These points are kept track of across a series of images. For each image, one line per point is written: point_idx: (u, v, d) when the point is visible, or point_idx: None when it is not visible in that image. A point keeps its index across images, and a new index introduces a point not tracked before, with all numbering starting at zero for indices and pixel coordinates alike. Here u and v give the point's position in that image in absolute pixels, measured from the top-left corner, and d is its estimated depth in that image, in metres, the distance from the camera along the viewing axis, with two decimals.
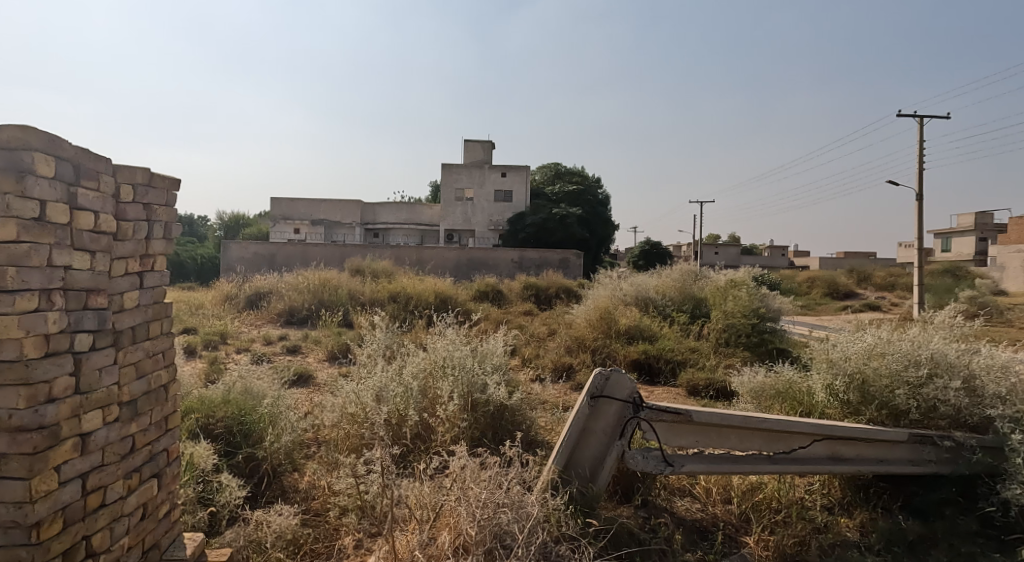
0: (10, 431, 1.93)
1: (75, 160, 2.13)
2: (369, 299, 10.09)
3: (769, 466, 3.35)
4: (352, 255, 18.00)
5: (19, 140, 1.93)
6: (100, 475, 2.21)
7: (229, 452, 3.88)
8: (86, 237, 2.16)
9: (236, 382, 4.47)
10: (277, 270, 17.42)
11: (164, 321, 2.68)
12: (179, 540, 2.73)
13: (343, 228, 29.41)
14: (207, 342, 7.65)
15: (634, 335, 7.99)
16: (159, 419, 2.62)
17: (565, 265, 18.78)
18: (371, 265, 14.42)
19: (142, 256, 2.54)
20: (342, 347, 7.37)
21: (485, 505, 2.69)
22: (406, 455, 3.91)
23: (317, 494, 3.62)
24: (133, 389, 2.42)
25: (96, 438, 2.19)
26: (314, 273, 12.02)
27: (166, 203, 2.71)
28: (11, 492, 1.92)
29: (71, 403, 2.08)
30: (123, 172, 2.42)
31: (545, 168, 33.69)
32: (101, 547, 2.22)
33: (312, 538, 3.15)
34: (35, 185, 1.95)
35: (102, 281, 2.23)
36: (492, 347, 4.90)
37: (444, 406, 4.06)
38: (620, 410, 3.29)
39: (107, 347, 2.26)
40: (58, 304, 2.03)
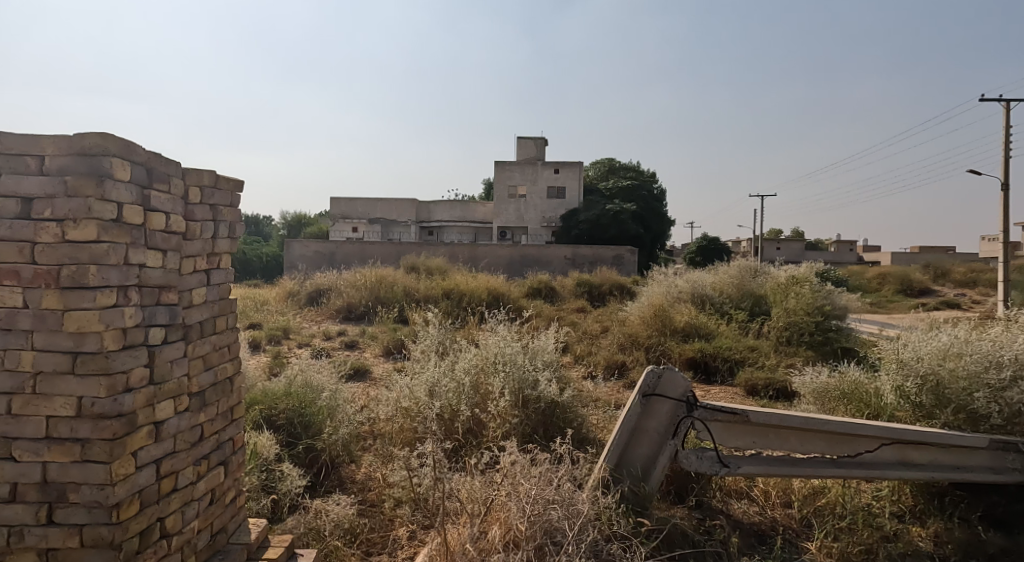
0: (93, 418, 2.07)
1: (148, 164, 2.27)
2: (423, 296, 10.25)
3: (832, 470, 3.22)
4: (407, 253, 18.22)
5: (99, 147, 2.07)
6: (173, 462, 2.36)
7: (290, 442, 4.06)
8: (158, 236, 2.31)
9: (297, 375, 4.68)
10: (334, 269, 17.87)
11: (229, 317, 2.83)
12: (244, 525, 2.87)
13: (399, 227, 29.92)
14: (271, 337, 7.99)
15: (690, 334, 7.81)
16: (226, 410, 2.77)
17: (619, 262, 18.47)
18: (425, 263, 14.63)
19: (209, 255, 2.69)
20: (397, 343, 7.53)
21: (536, 502, 2.70)
22: (459, 450, 3.97)
23: (374, 485, 3.72)
24: (201, 381, 2.56)
25: (168, 426, 2.34)
26: (370, 271, 12.33)
27: (230, 204, 2.86)
28: (94, 475, 2.07)
29: (146, 393, 2.22)
30: (192, 175, 2.56)
31: (599, 164, 33.33)
32: (173, 530, 2.36)
33: (368, 528, 3.26)
34: (113, 189, 2.08)
35: (173, 278, 2.38)
36: (544, 344, 4.90)
37: (495, 402, 4.11)
38: (672, 409, 3.23)
39: (177, 341, 2.41)
40: (133, 300, 2.17)
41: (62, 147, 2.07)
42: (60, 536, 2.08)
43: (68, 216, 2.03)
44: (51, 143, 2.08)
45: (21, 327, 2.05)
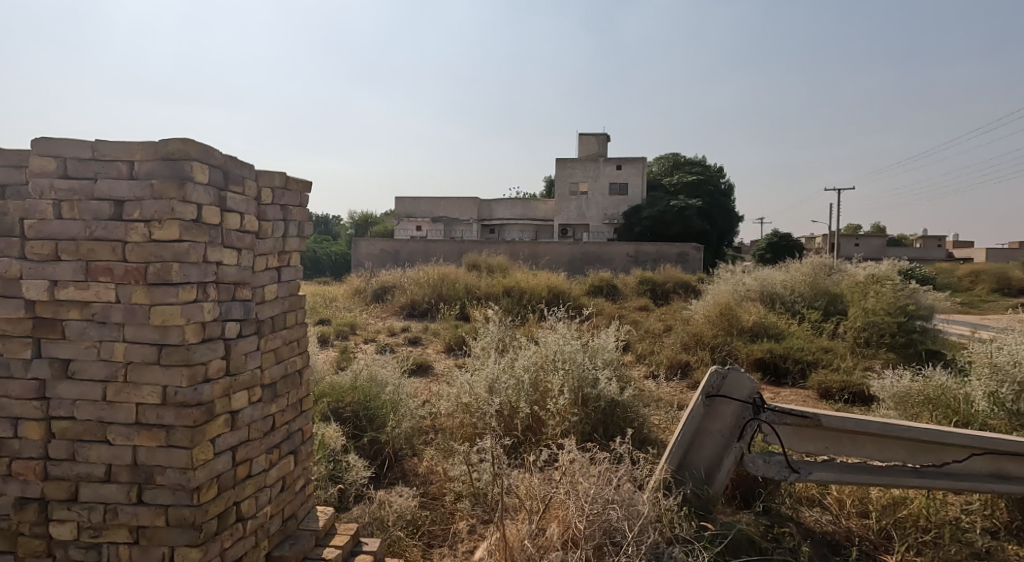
0: (177, 406, 2.21)
1: (224, 167, 2.41)
2: (484, 293, 10.35)
3: (914, 480, 3.03)
4: (469, 251, 18.43)
5: (181, 152, 2.21)
6: (247, 449, 2.49)
7: (356, 435, 4.21)
8: (233, 236, 2.44)
9: (363, 369, 4.85)
10: (399, 267, 18.32)
11: (298, 313, 2.96)
12: (313, 512, 2.99)
13: (461, 225, 30.12)
14: (339, 332, 8.30)
15: (758, 334, 7.53)
16: (295, 401, 2.90)
17: (684, 259, 18.02)
18: (487, 261, 14.77)
19: (279, 253, 2.82)
20: (458, 340, 7.65)
21: (595, 501, 2.68)
22: (518, 446, 3.99)
23: (435, 479, 3.80)
24: (273, 373, 2.69)
25: (243, 415, 2.47)
26: (433, 269, 12.56)
27: (299, 204, 2.99)
28: (177, 459, 2.21)
29: (223, 384, 2.35)
30: (265, 177, 2.70)
31: (664, 160, 32.62)
32: (248, 513, 2.49)
33: (430, 521, 3.34)
34: (193, 191, 2.21)
35: (246, 275, 2.52)
36: (604, 342, 4.85)
37: (554, 400, 4.10)
38: (738, 411, 3.13)
39: (251, 335, 2.55)
40: (211, 295, 2.31)
41: (149, 153, 2.22)
42: (148, 515, 2.23)
43: (154, 218, 2.17)
44: (140, 149, 2.23)
45: (114, 320, 2.21)
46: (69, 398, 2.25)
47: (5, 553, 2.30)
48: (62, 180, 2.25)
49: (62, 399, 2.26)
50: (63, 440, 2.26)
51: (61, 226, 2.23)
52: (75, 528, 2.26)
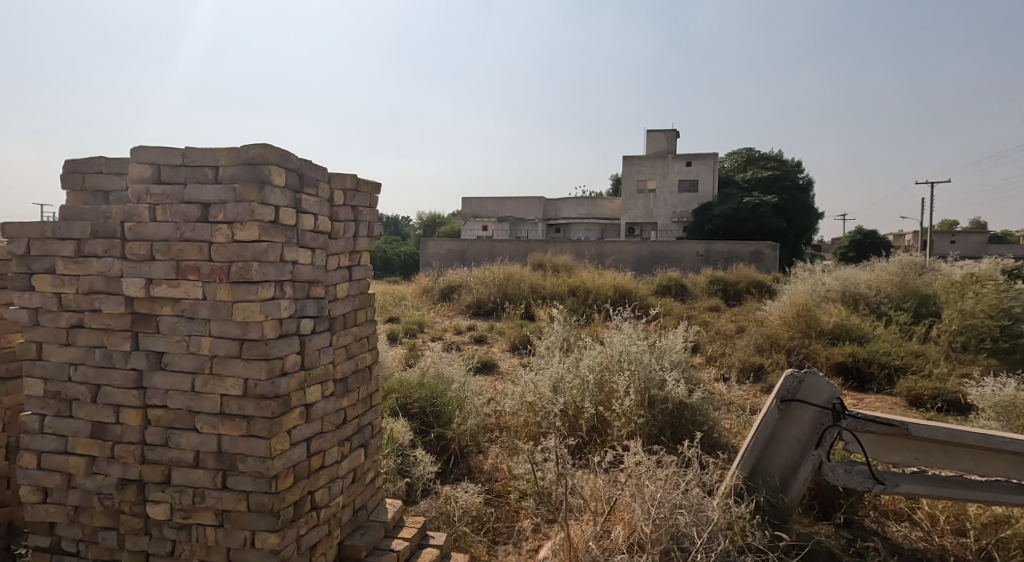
0: (257, 398, 2.33)
1: (300, 170, 2.52)
2: (549, 293, 10.33)
3: (1019, 497, 2.77)
4: (534, 250, 18.45)
5: (260, 156, 2.32)
6: (321, 441, 2.60)
7: (423, 430, 4.31)
8: (308, 236, 2.55)
9: (430, 367, 4.96)
10: (466, 266, 18.59)
11: (368, 310, 3.06)
12: (382, 504, 3.08)
13: (527, 225, 30.22)
14: (407, 330, 8.52)
15: (840, 336, 7.13)
16: (366, 396, 3.00)
17: (759, 258, 17.31)
18: (552, 260, 14.75)
19: (350, 252, 2.93)
20: (523, 338, 7.67)
21: (662, 505, 2.61)
22: (583, 447, 3.96)
23: (500, 476, 3.83)
24: (344, 368, 2.80)
25: (317, 408, 2.58)
26: (498, 268, 12.67)
27: (369, 205, 3.09)
28: (257, 448, 2.33)
29: (298, 378, 2.46)
30: (337, 179, 2.81)
31: (737, 155, 31.49)
32: (321, 502, 2.60)
33: (495, 518, 3.37)
34: (271, 193, 2.32)
35: (320, 274, 2.63)
36: (672, 343, 4.73)
37: (620, 401, 4.04)
38: (816, 418, 2.99)
39: (324, 332, 2.66)
40: (288, 293, 2.42)
41: (232, 158, 2.35)
42: (231, 500, 2.36)
43: (237, 219, 2.29)
44: (224, 155, 2.36)
45: (201, 316, 2.36)
46: (162, 388, 2.42)
47: (108, 529, 2.49)
48: (156, 185, 2.42)
49: (156, 388, 2.43)
50: (157, 426, 2.43)
51: (156, 228, 2.40)
52: (168, 509, 2.42)
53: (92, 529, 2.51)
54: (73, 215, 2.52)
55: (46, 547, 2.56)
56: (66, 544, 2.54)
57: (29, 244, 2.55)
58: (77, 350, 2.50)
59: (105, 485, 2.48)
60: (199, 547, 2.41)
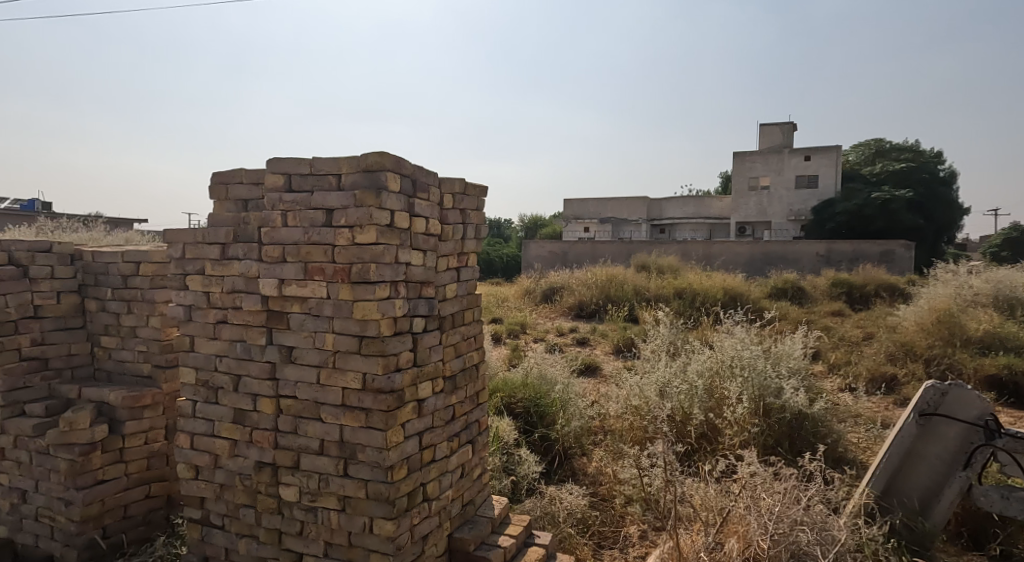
0: (374, 392, 2.46)
1: (413, 176, 2.64)
2: (654, 295, 10.08)
3: None
4: (638, 252, 18.06)
5: (378, 164, 2.46)
6: (431, 436, 2.71)
7: (527, 430, 4.37)
8: (420, 239, 2.67)
9: (533, 367, 5.01)
10: (567, 268, 18.57)
11: (475, 310, 3.15)
12: (489, 500, 3.15)
13: (630, 225, 29.64)
14: (511, 331, 8.66)
15: (991, 346, 6.36)
16: (472, 394, 3.08)
17: (889, 258, 15.85)
18: (657, 261, 14.38)
19: (459, 254, 3.03)
20: (627, 341, 7.54)
21: (781, 520, 2.47)
22: (691, 454, 3.83)
23: (604, 480, 3.79)
24: (453, 366, 2.90)
25: (428, 404, 2.69)
26: (601, 270, 12.53)
27: (476, 208, 3.18)
28: (374, 439, 2.46)
29: (411, 374, 2.57)
30: (447, 184, 2.92)
31: (863, 147, 29.05)
32: (432, 494, 2.70)
33: (600, 522, 3.34)
34: (388, 198, 2.46)
35: (430, 275, 2.74)
36: (789, 349, 4.45)
37: (732, 408, 3.87)
38: (964, 434, 2.73)
39: (434, 330, 2.76)
40: (402, 293, 2.55)
41: (353, 166, 2.51)
42: (352, 487, 2.52)
43: (357, 223, 2.44)
44: (346, 164, 2.53)
45: (325, 314, 2.53)
46: (292, 379, 2.63)
47: (247, 507, 2.74)
48: (288, 193, 2.64)
49: (287, 380, 2.64)
50: (288, 415, 2.65)
51: (287, 232, 2.61)
52: (298, 492, 2.62)
53: (234, 505, 2.78)
54: (219, 222, 2.80)
55: (197, 519, 2.87)
56: (213, 517, 2.83)
57: (184, 248, 2.86)
58: (222, 344, 2.78)
59: (245, 467, 2.73)
60: (323, 529, 2.60)
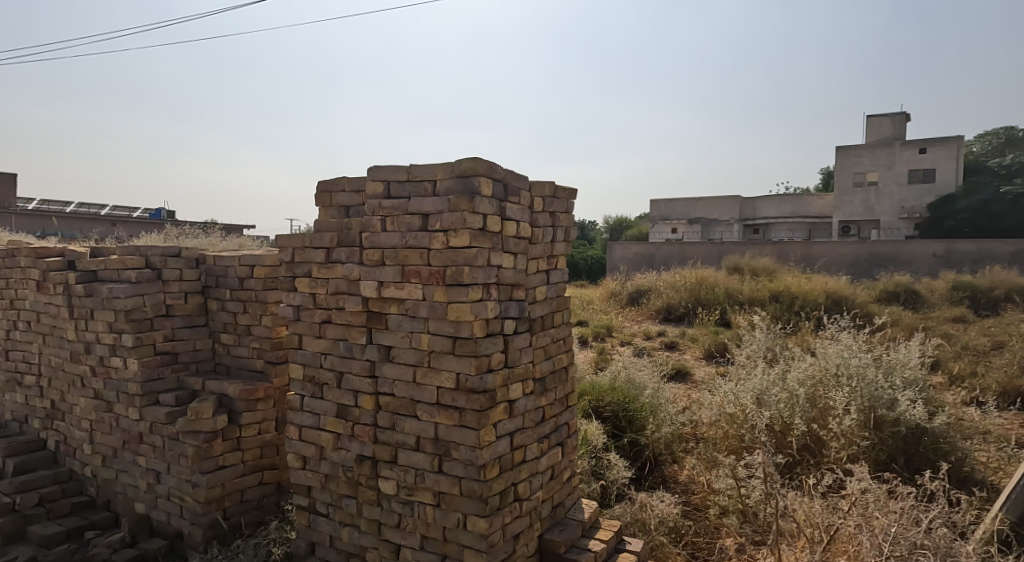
0: (468, 391, 2.53)
1: (504, 180, 2.69)
2: (748, 298, 9.65)
3: None
4: (730, 253, 17.34)
5: (472, 169, 2.53)
6: (522, 436, 2.75)
7: (616, 434, 4.33)
8: (511, 242, 2.71)
9: (621, 371, 4.94)
10: (655, 270, 18.12)
11: (564, 312, 3.16)
12: (578, 503, 3.14)
13: (720, 226, 28.51)
14: (597, 334, 8.58)
15: None
16: (562, 396, 3.09)
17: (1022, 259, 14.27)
18: (751, 263, 13.73)
19: (549, 256, 3.06)
20: (720, 347, 7.25)
21: (896, 542, 2.31)
22: (793, 467, 3.64)
23: (697, 489, 3.68)
24: (543, 368, 2.92)
25: (519, 405, 2.73)
26: (690, 272, 12.14)
27: (566, 211, 3.18)
28: (468, 438, 2.53)
29: (503, 375, 2.62)
30: (537, 187, 2.95)
31: (989, 137, 26.38)
32: (523, 495, 2.73)
33: (693, 532, 3.25)
34: (481, 203, 2.52)
35: (521, 277, 2.78)
36: (904, 357, 4.13)
37: (838, 419, 3.63)
38: None
39: (525, 332, 2.80)
40: (494, 295, 2.60)
41: (448, 172, 2.59)
42: (446, 483, 2.59)
43: (451, 228, 2.52)
44: (441, 170, 2.61)
45: (421, 315, 2.63)
46: (390, 377, 2.75)
47: (350, 497, 2.89)
48: (387, 199, 2.76)
49: (385, 378, 2.76)
50: (387, 411, 2.77)
51: (385, 236, 2.73)
52: (396, 486, 2.74)
53: (337, 495, 2.94)
54: (324, 227, 2.97)
55: (304, 506, 3.05)
56: (319, 505, 3.01)
57: (293, 252, 3.06)
58: (326, 342, 2.95)
59: (347, 459, 2.88)
60: (419, 522, 2.69)
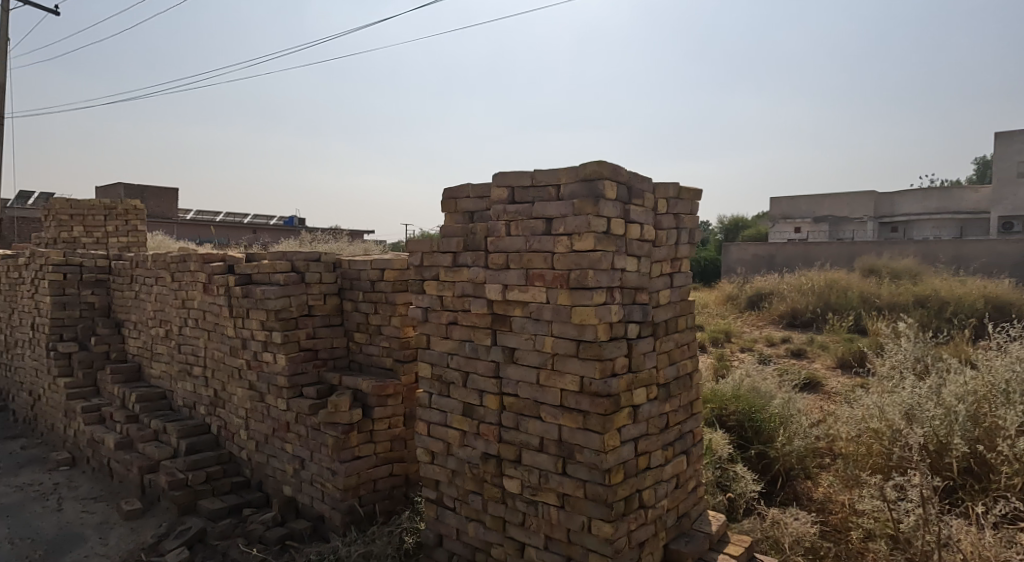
0: (592, 395, 2.53)
1: (628, 183, 2.66)
2: (888, 303, 8.80)
3: None
4: (864, 253, 15.91)
5: (596, 173, 2.53)
6: (646, 443, 2.70)
7: (741, 445, 4.13)
8: (635, 244, 2.68)
9: (745, 379, 4.69)
10: (776, 271, 17.04)
11: (689, 317, 3.07)
12: (704, 515, 3.04)
13: (852, 224, 26.20)
14: (715, 339, 8.21)
15: None
16: (686, 403, 3.01)
17: None
18: (890, 265, 12.52)
19: (673, 259, 2.98)
20: (856, 356, 6.68)
21: None
22: (952, 491, 3.28)
23: (835, 509, 3.43)
24: (667, 374, 2.85)
25: (643, 410, 2.69)
26: (817, 274, 11.29)
27: (691, 212, 3.09)
28: (592, 442, 2.52)
29: (627, 379, 2.59)
30: (661, 189, 2.89)
31: None
32: (648, 502, 2.68)
33: (833, 554, 3.02)
34: (605, 206, 2.51)
35: (645, 280, 2.74)
36: None
37: (1008, 441, 3.23)
38: None
39: (648, 336, 2.76)
40: (617, 298, 2.58)
41: (572, 176, 2.61)
42: (571, 485, 2.61)
43: (575, 231, 2.53)
44: (564, 174, 2.64)
45: (545, 317, 2.67)
46: (514, 378, 2.81)
47: (476, 493, 2.99)
48: (511, 204, 2.83)
49: (509, 378, 2.83)
50: (511, 412, 2.83)
51: (510, 240, 2.80)
52: (520, 485, 2.79)
53: (464, 490, 3.05)
54: (451, 232, 3.10)
55: (433, 499, 3.20)
56: (446, 499, 3.14)
57: (422, 256, 3.22)
58: (453, 342, 3.07)
59: (473, 456, 2.99)
60: (544, 523, 2.72)
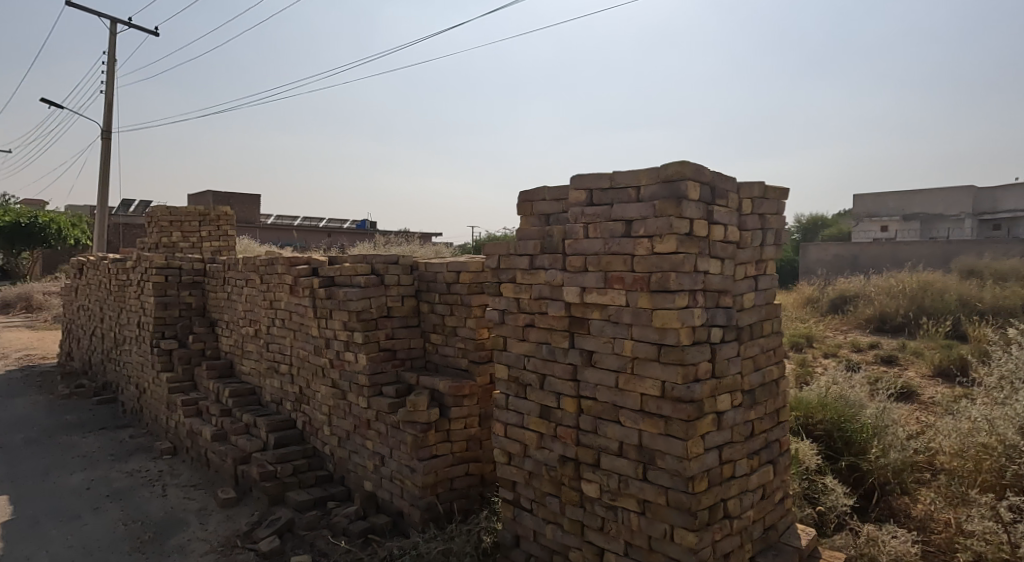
0: (674, 400, 2.47)
1: (711, 183, 2.59)
2: (991, 307, 8.13)
3: None
4: (961, 253, 14.76)
5: (678, 173, 2.48)
6: (731, 451, 2.61)
7: (830, 456, 3.93)
8: (718, 246, 2.60)
9: (832, 387, 4.46)
10: (861, 273, 16.09)
11: (775, 320, 2.94)
12: (793, 528, 2.90)
13: (947, 221, 24.36)
14: (795, 344, 7.84)
15: None
16: (772, 411, 2.89)
17: None
18: (993, 265, 11.55)
19: (758, 261, 2.87)
20: (957, 364, 6.20)
21: None
22: None
23: (938, 528, 3.19)
24: (752, 380, 2.75)
25: (727, 417, 2.60)
26: (909, 275, 10.57)
27: (777, 212, 2.97)
28: (674, 448, 2.46)
29: (710, 385, 2.51)
30: (745, 189, 2.79)
31: None
32: (733, 512, 2.60)
33: None
34: (687, 207, 2.45)
35: (728, 283, 2.65)
36: None
37: None
38: None
39: (732, 341, 2.67)
40: (700, 302, 2.51)
41: (652, 177, 2.56)
42: (652, 492, 2.55)
43: (656, 233, 2.48)
44: (645, 176, 2.59)
45: (624, 320, 2.63)
46: (592, 382, 2.79)
47: (553, 496, 2.99)
48: (589, 206, 2.81)
49: (587, 382, 2.81)
50: (589, 415, 2.81)
51: (588, 243, 2.78)
52: (599, 489, 2.77)
53: (541, 492, 3.05)
54: (528, 235, 3.12)
55: (510, 500, 3.22)
56: (524, 500, 3.15)
57: (499, 259, 3.26)
58: (530, 344, 3.08)
59: (551, 459, 2.98)
60: (624, 528, 2.69)
